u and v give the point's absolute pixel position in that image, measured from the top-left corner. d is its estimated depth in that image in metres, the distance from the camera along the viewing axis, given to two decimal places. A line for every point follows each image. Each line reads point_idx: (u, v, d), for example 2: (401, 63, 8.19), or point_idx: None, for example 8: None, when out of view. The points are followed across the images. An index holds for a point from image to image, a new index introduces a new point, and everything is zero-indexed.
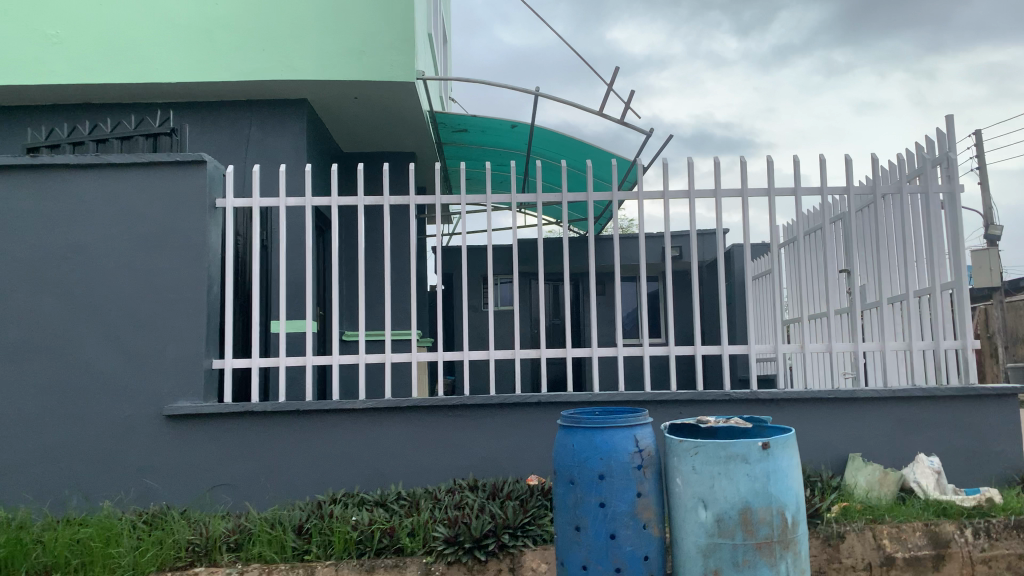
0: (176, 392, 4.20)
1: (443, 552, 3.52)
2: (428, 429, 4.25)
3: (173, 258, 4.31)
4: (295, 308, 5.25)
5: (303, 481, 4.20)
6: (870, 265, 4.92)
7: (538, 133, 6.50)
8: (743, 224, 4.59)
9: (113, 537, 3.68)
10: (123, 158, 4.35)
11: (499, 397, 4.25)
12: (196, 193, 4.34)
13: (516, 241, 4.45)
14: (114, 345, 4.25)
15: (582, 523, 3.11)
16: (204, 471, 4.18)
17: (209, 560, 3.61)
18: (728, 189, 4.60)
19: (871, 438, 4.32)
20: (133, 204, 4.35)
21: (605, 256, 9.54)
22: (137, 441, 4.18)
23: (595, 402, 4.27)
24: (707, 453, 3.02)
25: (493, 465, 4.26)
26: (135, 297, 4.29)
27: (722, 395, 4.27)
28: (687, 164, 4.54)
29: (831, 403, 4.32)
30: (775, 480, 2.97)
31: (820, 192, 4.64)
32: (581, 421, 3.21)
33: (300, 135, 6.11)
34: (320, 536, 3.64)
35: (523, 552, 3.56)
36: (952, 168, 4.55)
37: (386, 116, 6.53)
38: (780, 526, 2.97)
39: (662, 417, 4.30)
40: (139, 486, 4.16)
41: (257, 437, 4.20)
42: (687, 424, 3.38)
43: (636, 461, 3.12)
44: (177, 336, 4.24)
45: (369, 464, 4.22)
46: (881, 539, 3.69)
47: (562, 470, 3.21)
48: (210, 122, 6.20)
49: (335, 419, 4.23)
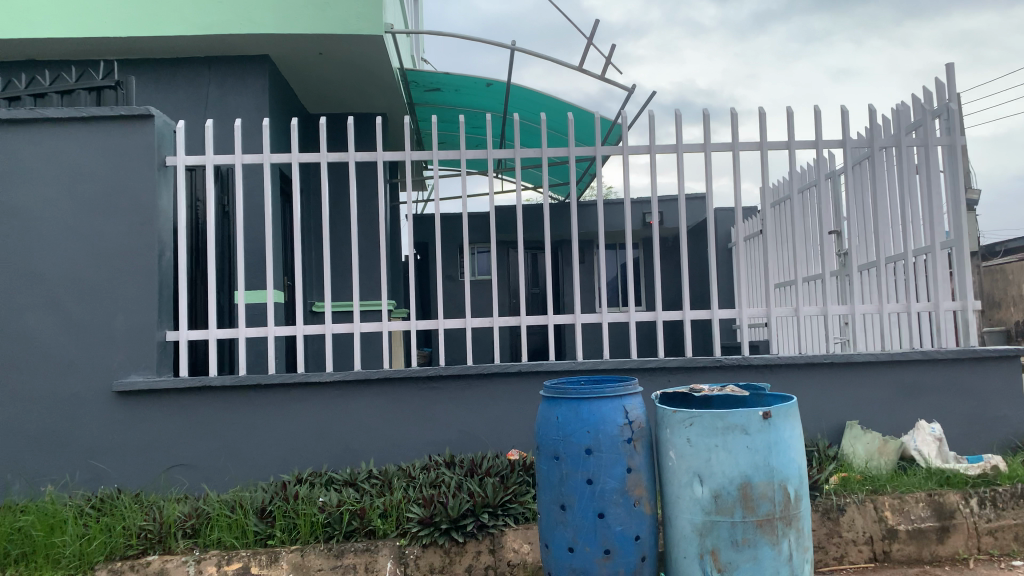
0: (127, 366, 3.88)
1: (418, 534, 3.27)
2: (401, 403, 3.98)
3: (120, 221, 3.96)
4: (259, 276, 4.93)
5: (268, 460, 3.92)
6: (866, 223, 4.69)
7: (514, 91, 6.18)
8: (736, 181, 4.31)
9: (58, 524, 3.39)
10: (62, 113, 3.97)
11: (475, 367, 3.97)
12: (145, 150, 3.99)
13: (491, 202, 4.15)
14: (57, 317, 3.91)
15: (568, 501, 2.86)
16: (159, 452, 3.88)
17: (163, 547, 3.32)
18: (720, 145, 4.32)
19: (869, 405, 4.11)
20: (75, 162, 3.99)
21: (586, 222, 9.28)
22: (85, 419, 3.86)
23: (578, 370, 4.01)
24: (703, 425, 2.77)
25: (470, 439, 4.00)
26: (80, 264, 3.94)
27: (713, 361, 4.03)
28: (675, 118, 4.24)
29: (827, 369, 4.10)
30: (777, 453, 2.74)
31: (816, 147, 4.37)
32: (566, 390, 2.94)
33: (262, 94, 5.74)
34: (284, 520, 3.38)
35: (504, 532, 3.32)
36: (953, 120, 4.31)
37: (354, 73, 6.15)
38: (782, 502, 2.74)
39: (650, 386, 4.05)
40: (88, 469, 3.85)
41: (216, 414, 3.90)
42: (679, 393, 3.12)
43: (626, 434, 2.86)
44: (127, 306, 3.91)
45: (338, 441, 3.94)
46: (883, 511, 3.48)
47: (545, 444, 2.94)
48: (166, 80, 5.80)
49: (300, 394, 3.93)
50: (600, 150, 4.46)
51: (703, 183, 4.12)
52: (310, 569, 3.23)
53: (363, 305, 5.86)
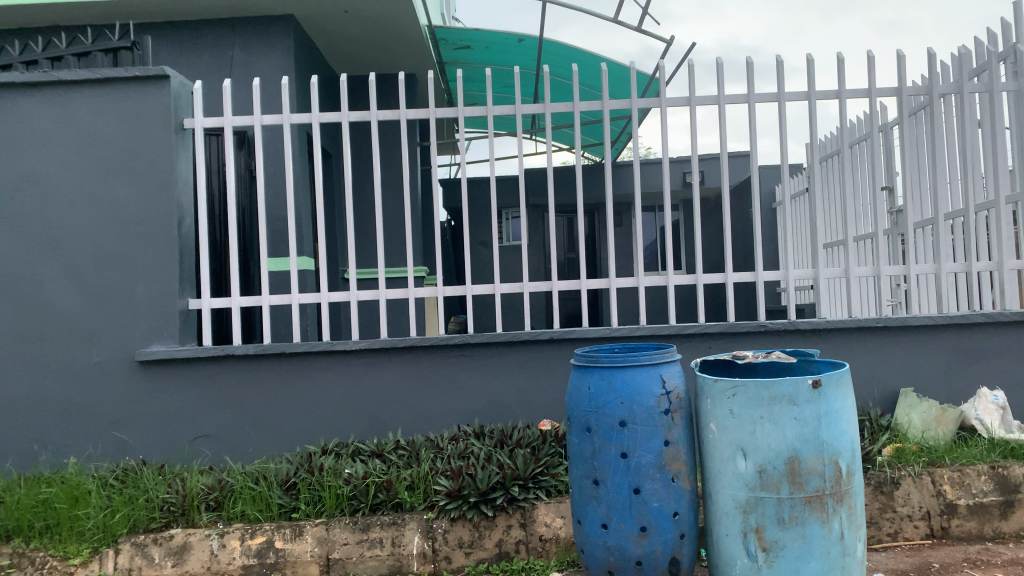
0: (149, 335, 3.79)
1: (445, 507, 3.14)
2: (430, 372, 3.83)
3: (138, 186, 3.85)
4: (283, 243, 4.82)
5: (293, 430, 3.82)
6: (922, 177, 4.38)
7: (547, 46, 5.94)
8: (782, 134, 4.03)
9: (82, 495, 3.33)
10: (75, 75, 3.85)
11: (506, 334, 3.80)
12: (160, 112, 3.85)
13: (521, 160, 3.94)
14: (79, 285, 3.83)
15: (601, 476, 2.69)
16: (184, 422, 3.80)
17: (186, 520, 3.25)
18: (766, 95, 4.03)
19: (926, 371, 3.85)
20: (91, 126, 3.87)
21: (623, 183, 9.01)
22: (109, 390, 3.79)
23: (613, 337, 3.82)
24: (747, 395, 2.57)
25: (501, 409, 3.85)
26: (100, 231, 3.84)
27: (756, 325, 3.81)
28: (717, 67, 3.96)
29: (879, 334, 3.85)
30: (828, 425, 2.53)
31: (870, 96, 4.06)
32: (598, 358, 2.75)
33: (287, 55, 5.58)
34: (309, 492, 3.28)
35: (535, 506, 3.17)
36: (1021, 62, 3.97)
37: (380, 31, 5.95)
38: (832, 478, 2.54)
39: (690, 353, 3.84)
40: (113, 441, 3.80)
41: (240, 384, 3.80)
42: (721, 361, 2.91)
43: (663, 406, 2.68)
44: (147, 274, 3.81)
45: (364, 411, 3.83)
46: (941, 484, 3.25)
47: (577, 415, 2.76)
48: (188, 42, 5.64)
49: (325, 363, 3.81)
50: (636, 104, 4.21)
51: (747, 136, 3.85)
52: (336, 544, 3.12)
53: (388, 271, 5.76)
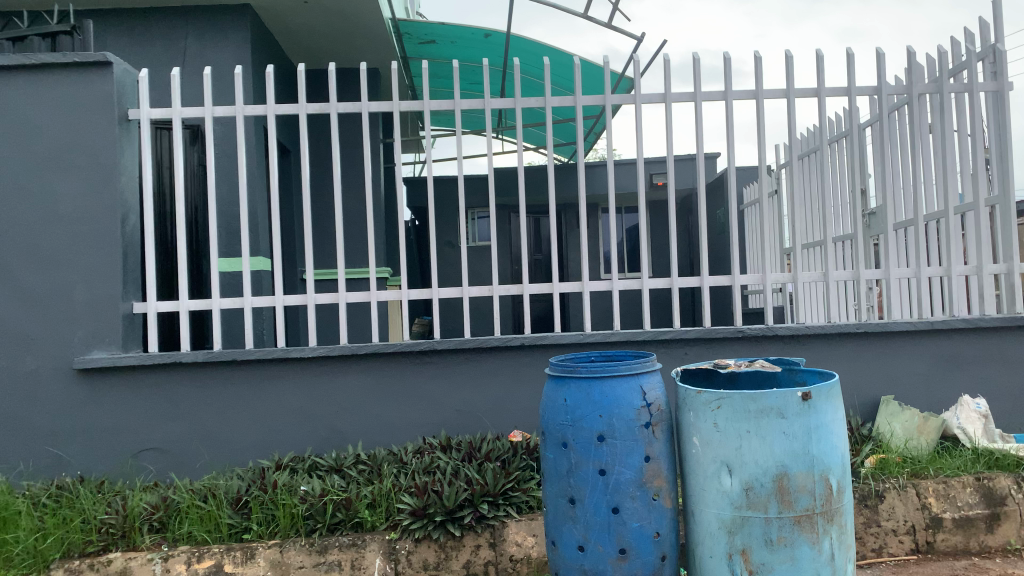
0: (89, 342, 3.52)
1: (409, 527, 2.93)
2: (393, 380, 3.62)
3: (77, 180, 3.57)
4: (237, 243, 4.56)
5: (247, 443, 3.57)
6: (899, 178, 4.29)
7: (514, 41, 5.78)
8: (763, 133, 3.89)
9: (11, 518, 3.06)
10: (8, 60, 3.56)
11: (474, 340, 3.61)
12: (103, 101, 3.57)
13: (490, 156, 3.75)
14: (11, 288, 3.54)
15: (577, 494, 2.51)
16: (127, 435, 3.54)
17: (127, 543, 2.99)
18: (746, 93, 3.90)
19: (906, 378, 3.75)
20: (27, 116, 3.58)
21: (593, 183, 8.88)
22: (44, 400, 3.51)
23: (586, 342, 3.65)
24: (733, 407, 2.41)
25: (469, 419, 3.65)
26: (35, 229, 3.56)
27: (734, 331, 3.67)
28: (695, 62, 3.81)
29: (859, 340, 3.73)
30: (818, 440, 2.38)
31: (849, 96, 3.95)
32: (575, 368, 2.57)
33: (244, 47, 5.31)
34: (261, 511, 3.04)
35: (506, 524, 2.98)
36: (1000, 62, 3.88)
37: (341, 23, 5.71)
38: (823, 495, 2.39)
39: (666, 359, 3.69)
40: (48, 456, 3.51)
41: (188, 394, 3.55)
42: (703, 369, 2.75)
43: (644, 419, 2.50)
44: (88, 275, 3.54)
45: (322, 422, 3.60)
46: (926, 497, 3.14)
47: (552, 430, 2.58)
48: (137, 31, 5.33)
49: (281, 371, 3.58)
50: (610, 99, 4.04)
51: (723, 134, 3.71)
52: (291, 566, 2.89)
53: (350, 273, 5.54)
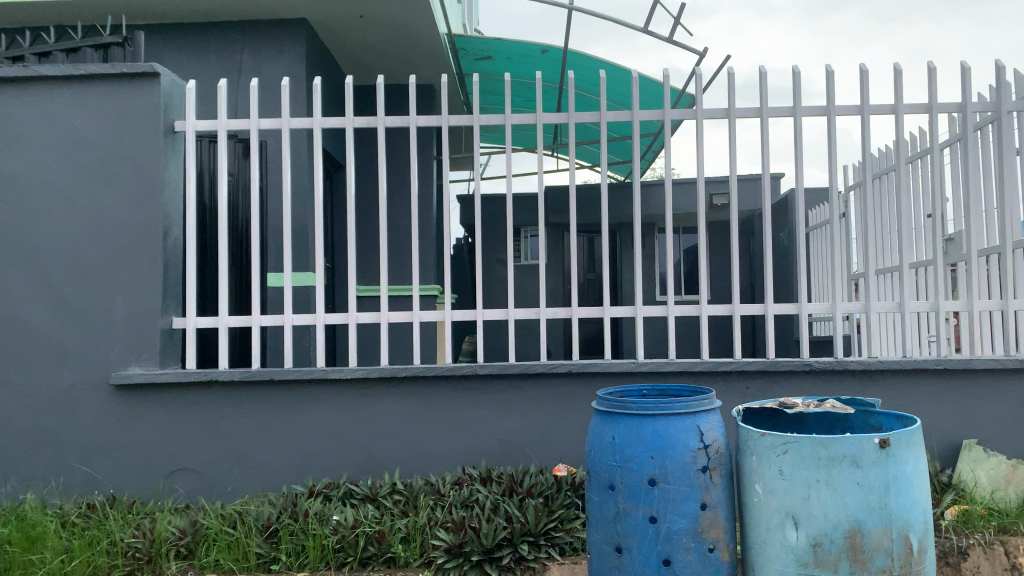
0: (127, 357, 3.44)
1: (444, 566, 2.75)
2: (433, 406, 3.45)
3: (120, 192, 3.52)
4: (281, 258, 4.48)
5: (281, 467, 3.45)
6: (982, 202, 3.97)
7: (571, 57, 5.63)
8: (834, 152, 3.64)
9: (39, 536, 2.97)
10: (59, 71, 3.54)
11: (519, 365, 3.42)
12: (148, 112, 3.52)
13: (541, 173, 3.57)
14: (53, 300, 3.49)
15: (624, 542, 2.29)
16: (162, 454, 3.44)
17: (153, 568, 2.88)
18: (818, 109, 3.64)
19: (989, 420, 3.43)
20: (75, 127, 3.55)
21: (650, 202, 8.64)
22: (81, 416, 3.45)
23: (638, 371, 3.43)
24: (801, 454, 2.17)
25: (511, 449, 3.46)
26: (79, 241, 3.51)
27: (800, 363, 3.40)
28: (762, 76, 3.58)
29: (938, 378, 3.42)
30: (897, 493, 2.12)
31: (931, 114, 3.66)
32: (625, 404, 2.36)
33: (298, 61, 5.26)
34: (291, 541, 2.90)
35: (546, 567, 2.77)
36: None
37: (396, 38, 5.63)
38: (902, 556, 2.12)
39: (723, 391, 3.44)
40: (83, 473, 3.45)
41: (223, 413, 3.44)
42: (767, 409, 2.51)
43: (700, 462, 2.28)
44: (128, 289, 3.47)
45: (359, 447, 3.45)
46: (1016, 556, 2.82)
47: (598, 470, 2.37)
48: (195, 45, 5.34)
49: (318, 392, 3.44)
50: (670, 115, 3.83)
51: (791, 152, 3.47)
52: None
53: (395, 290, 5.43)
